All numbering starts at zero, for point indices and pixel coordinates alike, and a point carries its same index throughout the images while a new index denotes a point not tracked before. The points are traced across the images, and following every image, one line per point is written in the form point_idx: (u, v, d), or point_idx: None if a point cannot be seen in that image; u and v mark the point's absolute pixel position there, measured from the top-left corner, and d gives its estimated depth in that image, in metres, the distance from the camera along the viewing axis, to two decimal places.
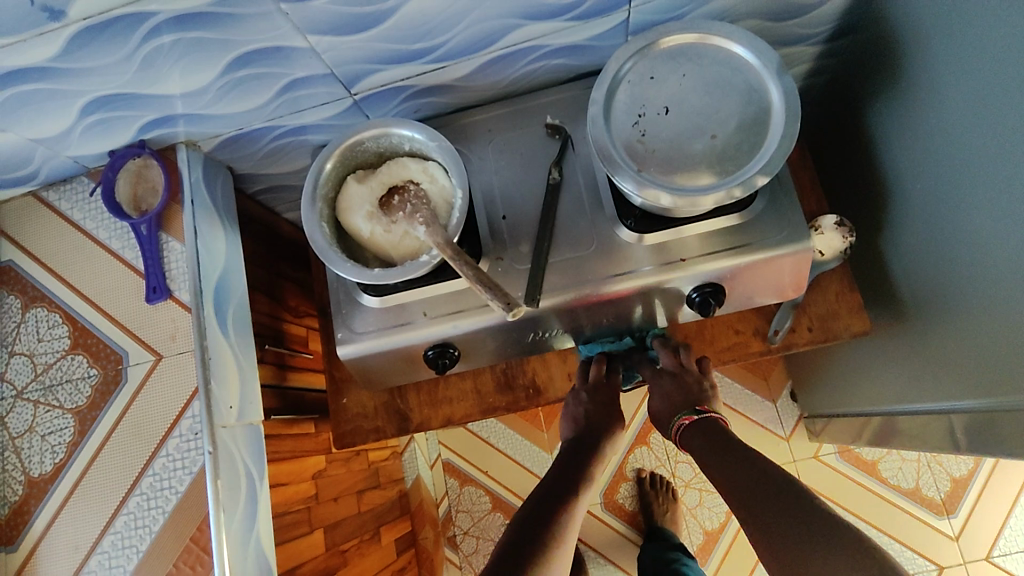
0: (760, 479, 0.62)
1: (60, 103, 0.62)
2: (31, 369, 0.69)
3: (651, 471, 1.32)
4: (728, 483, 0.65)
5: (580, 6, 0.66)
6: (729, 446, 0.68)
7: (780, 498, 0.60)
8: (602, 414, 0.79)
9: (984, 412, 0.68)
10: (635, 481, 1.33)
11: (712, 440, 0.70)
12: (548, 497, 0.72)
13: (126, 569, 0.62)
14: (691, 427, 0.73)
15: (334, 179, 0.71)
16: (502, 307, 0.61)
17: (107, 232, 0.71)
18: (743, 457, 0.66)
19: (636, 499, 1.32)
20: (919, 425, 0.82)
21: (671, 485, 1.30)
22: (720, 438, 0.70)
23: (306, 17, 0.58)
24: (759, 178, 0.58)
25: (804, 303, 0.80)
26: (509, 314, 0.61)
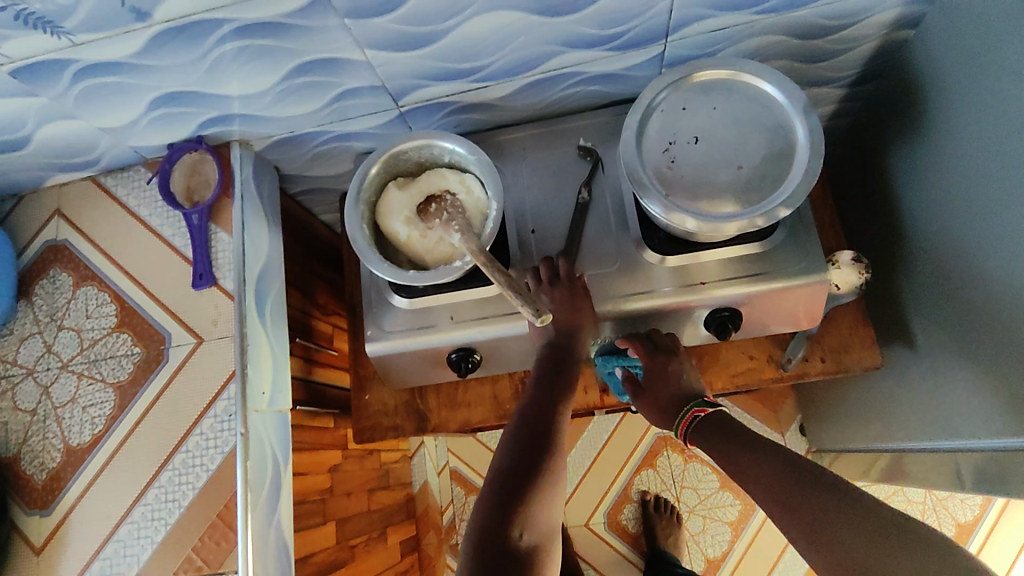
0: (805, 477, 0.56)
1: (131, 97, 0.66)
2: (78, 343, 0.73)
3: (655, 494, 1.33)
4: (766, 485, 0.58)
5: (621, 38, 0.70)
6: (763, 446, 0.61)
7: (836, 497, 0.53)
8: (566, 311, 0.70)
9: (992, 451, 0.69)
10: (639, 503, 1.34)
11: (742, 439, 0.63)
12: (530, 419, 0.67)
13: (153, 539, 0.66)
14: (706, 419, 0.68)
15: (376, 184, 0.76)
16: (530, 313, 0.65)
17: (160, 219, 0.76)
18: (785, 459, 0.58)
19: (640, 521, 1.33)
20: (925, 464, 0.83)
21: (675, 510, 1.31)
22: (750, 437, 0.63)
23: (367, 32, 0.62)
24: (782, 210, 0.62)
25: (818, 335, 0.82)
26: (538, 319, 0.65)
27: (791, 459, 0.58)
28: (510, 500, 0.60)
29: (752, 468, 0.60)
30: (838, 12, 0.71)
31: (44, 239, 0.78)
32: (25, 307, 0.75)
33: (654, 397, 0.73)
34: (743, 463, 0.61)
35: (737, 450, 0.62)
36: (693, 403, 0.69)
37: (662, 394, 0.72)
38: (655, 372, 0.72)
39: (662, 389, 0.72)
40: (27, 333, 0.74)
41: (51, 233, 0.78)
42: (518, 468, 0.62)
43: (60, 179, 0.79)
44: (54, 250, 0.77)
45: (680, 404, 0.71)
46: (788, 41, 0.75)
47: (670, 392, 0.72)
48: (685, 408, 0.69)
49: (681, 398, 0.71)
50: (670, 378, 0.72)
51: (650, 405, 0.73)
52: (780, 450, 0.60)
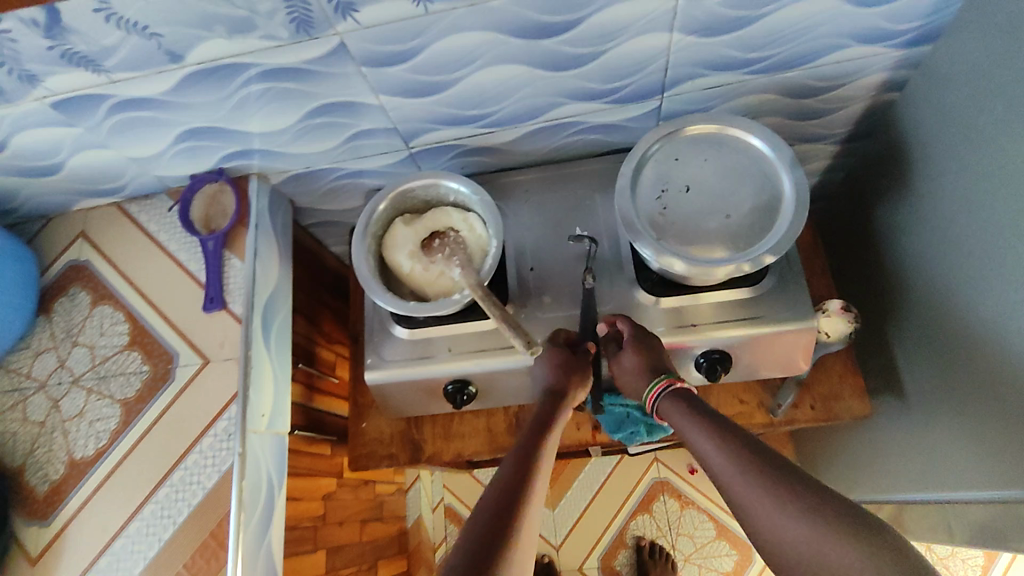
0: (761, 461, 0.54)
1: (160, 130, 0.71)
2: (90, 359, 0.76)
3: (651, 540, 1.32)
4: (722, 468, 0.56)
5: (619, 92, 0.74)
6: (763, 456, 0.55)
7: (785, 481, 0.52)
8: (562, 370, 0.69)
9: (987, 504, 0.69)
10: (634, 549, 1.32)
11: (737, 444, 0.56)
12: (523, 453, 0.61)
13: (146, 555, 0.67)
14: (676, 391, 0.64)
15: (384, 219, 0.79)
16: (524, 346, 0.67)
17: (177, 245, 0.80)
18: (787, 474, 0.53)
19: (635, 567, 1.31)
20: (925, 517, 0.84)
21: (671, 557, 1.29)
22: (747, 442, 0.56)
23: (382, 80, 0.67)
24: (767, 256, 0.64)
25: (809, 382, 0.82)
26: (527, 349, 0.67)
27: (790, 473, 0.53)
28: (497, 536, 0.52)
29: (749, 482, 0.53)
30: (825, 73, 0.76)
31: (68, 259, 0.82)
32: (44, 323, 0.79)
33: (630, 360, 0.69)
34: (738, 475, 0.54)
35: (731, 455, 0.56)
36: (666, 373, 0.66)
37: (635, 359, 0.69)
38: (635, 343, 0.70)
39: (635, 355, 0.69)
40: (43, 348, 0.78)
41: (74, 254, 0.82)
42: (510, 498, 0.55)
43: (88, 204, 0.83)
44: (75, 270, 0.81)
45: (651, 373, 0.67)
46: (779, 100, 0.80)
47: (644, 360, 0.69)
48: (658, 376, 0.66)
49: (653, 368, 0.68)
50: (648, 352, 0.69)
51: (624, 368, 0.70)
52: (781, 464, 0.54)
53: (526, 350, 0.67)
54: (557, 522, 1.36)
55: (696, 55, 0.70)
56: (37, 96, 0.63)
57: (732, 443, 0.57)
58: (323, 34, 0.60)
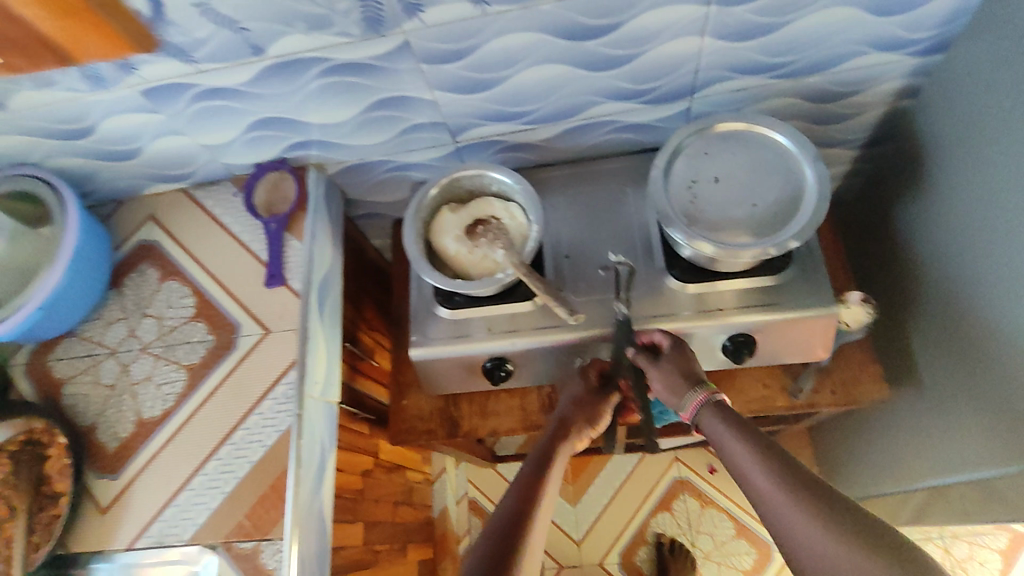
0: (799, 480, 0.57)
1: (234, 118, 0.77)
2: (159, 329, 0.82)
3: (671, 537, 1.34)
4: (759, 484, 0.59)
5: (650, 94, 0.80)
6: (807, 481, 0.57)
7: (820, 500, 0.54)
8: (588, 396, 0.78)
9: (1009, 478, 0.73)
10: (654, 545, 1.35)
11: (781, 466, 0.58)
12: (533, 479, 0.70)
13: (209, 505, 0.73)
14: (715, 403, 0.69)
15: (431, 207, 0.85)
16: (566, 312, 0.77)
17: (240, 227, 0.86)
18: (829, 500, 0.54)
19: (655, 564, 1.33)
20: (954, 498, 0.87)
21: (691, 554, 1.32)
22: (791, 466, 0.58)
23: (438, 76, 0.73)
24: (791, 242, 0.69)
25: (829, 368, 0.86)
26: (570, 317, 0.77)
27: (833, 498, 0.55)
28: (505, 554, 0.62)
29: (789, 503, 0.55)
30: (846, 79, 0.81)
31: (138, 238, 0.88)
32: (115, 296, 0.85)
33: (671, 367, 0.73)
34: (779, 496, 0.57)
35: (774, 478, 0.58)
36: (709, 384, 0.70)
37: (680, 368, 0.72)
38: (676, 352, 0.75)
39: (678, 364, 0.73)
40: (114, 318, 0.84)
41: (142, 234, 0.88)
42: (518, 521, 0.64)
43: (157, 188, 0.90)
44: (145, 248, 0.87)
45: (695, 384, 0.71)
46: (803, 103, 0.85)
47: (688, 370, 0.72)
48: (701, 386, 0.70)
49: (696, 379, 0.72)
50: (687, 361, 0.74)
51: (664, 374, 0.73)
52: (826, 489, 0.56)
53: (570, 316, 0.76)
54: (579, 517, 1.39)
55: (726, 58, 0.75)
56: (130, 83, 0.70)
57: (775, 466, 0.59)
58: (390, 32, 0.67)
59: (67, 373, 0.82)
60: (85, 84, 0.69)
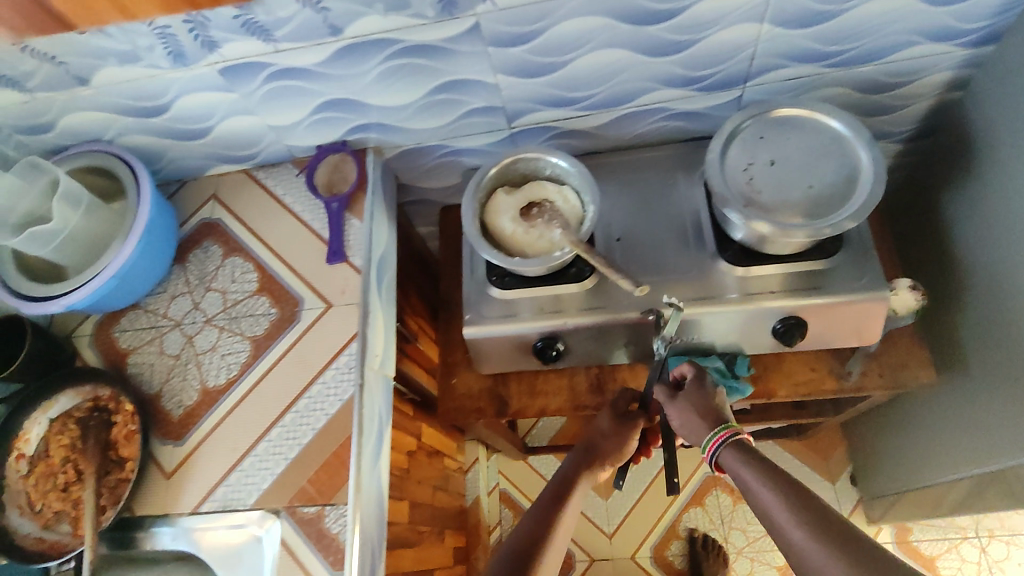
0: (828, 528, 0.58)
1: (303, 99, 0.80)
2: (222, 302, 0.84)
3: (703, 532, 1.35)
4: (787, 530, 0.60)
5: (706, 80, 0.82)
6: (839, 530, 0.57)
7: (851, 549, 0.55)
8: (617, 426, 0.83)
9: None
10: (687, 540, 1.35)
11: (816, 520, 0.59)
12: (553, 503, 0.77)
13: (274, 471, 0.75)
14: (734, 444, 0.71)
15: (487, 189, 0.88)
16: (631, 285, 0.76)
17: (302, 206, 0.89)
18: (868, 554, 0.54)
19: (688, 558, 1.34)
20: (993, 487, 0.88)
21: (723, 549, 1.32)
22: (826, 519, 0.59)
23: (503, 60, 0.76)
24: (849, 222, 0.71)
25: (877, 353, 0.87)
26: (635, 289, 0.75)
27: (874, 554, 0.55)
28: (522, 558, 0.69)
29: (826, 557, 0.56)
30: (896, 69, 0.83)
31: (200, 217, 0.91)
32: (179, 271, 0.87)
33: (688, 404, 0.76)
34: (815, 549, 0.57)
35: (810, 531, 0.58)
36: (726, 424, 0.72)
37: (695, 406, 0.75)
38: (695, 388, 0.77)
39: (695, 402, 0.75)
40: (178, 292, 0.86)
41: (206, 212, 0.91)
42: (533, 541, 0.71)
43: (221, 169, 0.93)
44: (209, 225, 0.90)
45: (714, 425, 0.73)
46: (852, 93, 0.87)
47: (705, 409, 0.74)
48: (718, 427, 0.72)
49: (713, 419, 0.74)
50: (706, 398, 0.76)
51: (682, 412, 0.76)
52: (858, 539, 0.56)
53: (637, 287, 0.75)
54: (611, 511, 1.39)
55: (782, 46, 0.77)
56: (210, 61, 0.73)
57: (810, 519, 0.59)
58: (462, 15, 0.69)
59: (132, 344, 0.85)
60: (168, 62, 0.72)
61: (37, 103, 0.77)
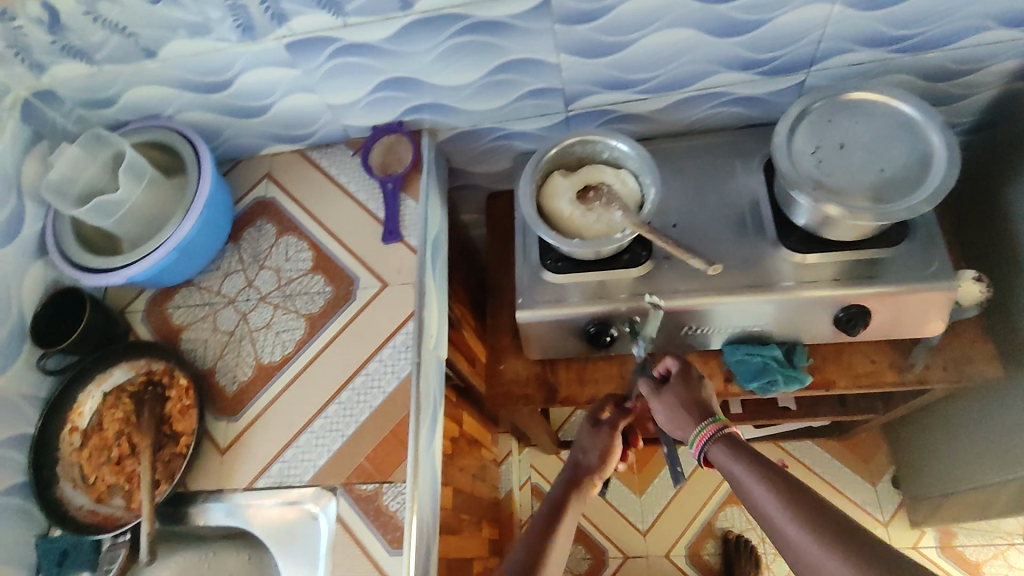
0: (828, 524, 0.57)
1: (365, 77, 0.80)
2: (277, 280, 0.84)
3: (738, 533, 1.33)
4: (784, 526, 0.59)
5: (771, 63, 0.81)
6: (837, 526, 0.57)
7: (850, 545, 0.55)
8: (595, 438, 0.84)
9: None
10: (721, 540, 1.33)
11: (811, 514, 0.58)
12: (551, 511, 0.75)
13: (330, 448, 0.74)
14: (720, 438, 0.70)
15: (543, 172, 0.87)
16: (703, 262, 0.76)
17: (357, 186, 0.89)
18: (866, 547, 0.54)
19: (721, 557, 1.32)
20: None
21: (756, 550, 1.29)
22: (820, 513, 0.58)
23: (569, 38, 0.75)
24: (923, 206, 0.69)
25: (939, 346, 0.85)
26: (709, 268, 0.75)
27: (869, 546, 0.55)
28: None
29: (827, 554, 0.55)
30: (964, 56, 0.81)
31: (254, 196, 0.91)
32: (233, 249, 0.88)
33: (673, 397, 0.75)
34: (814, 546, 0.56)
35: (808, 528, 0.57)
36: (714, 418, 0.71)
37: (681, 400, 0.75)
38: (679, 381, 0.77)
39: (680, 396, 0.75)
40: (232, 270, 0.86)
41: (260, 192, 0.91)
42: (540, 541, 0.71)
43: (275, 149, 0.93)
44: (263, 204, 0.90)
45: (700, 418, 0.73)
46: (917, 81, 0.85)
47: (690, 401, 0.75)
48: (707, 422, 0.71)
49: (699, 411, 0.73)
50: (692, 392, 0.76)
51: (667, 406, 0.76)
52: (855, 534, 0.56)
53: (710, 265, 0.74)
54: (644, 509, 1.37)
55: (851, 28, 0.76)
56: (278, 35, 0.73)
57: (807, 515, 0.58)
58: None
59: (185, 320, 0.84)
60: (236, 35, 0.72)
61: (103, 75, 0.78)
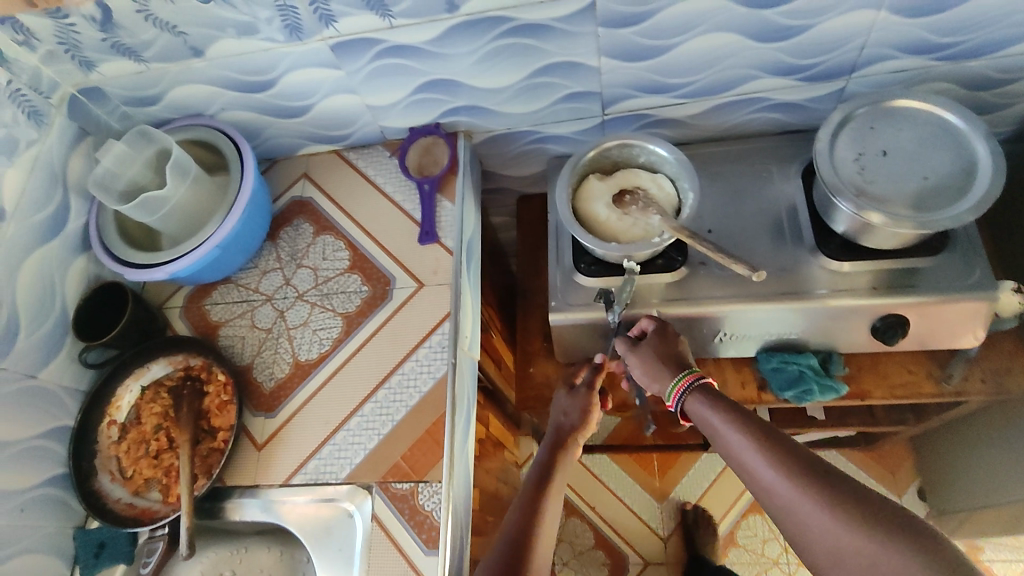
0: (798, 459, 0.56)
1: (406, 78, 0.81)
2: (314, 278, 0.85)
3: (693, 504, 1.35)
4: (758, 469, 0.57)
5: (812, 69, 0.81)
6: (808, 461, 0.55)
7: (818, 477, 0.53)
8: (579, 400, 0.81)
9: None
10: (676, 513, 1.36)
11: (784, 455, 0.56)
12: (541, 474, 0.74)
13: (366, 446, 0.74)
14: (695, 388, 0.68)
15: (579, 176, 0.87)
16: (749, 269, 0.75)
17: (393, 187, 0.89)
18: (843, 487, 0.52)
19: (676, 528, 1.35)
20: None
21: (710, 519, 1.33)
22: (796, 454, 0.56)
23: (611, 41, 0.76)
24: (968, 214, 0.69)
25: (977, 358, 0.84)
26: (754, 274, 0.74)
27: (837, 477, 0.53)
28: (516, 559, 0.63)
29: (799, 494, 0.53)
30: (1008, 65, 0.80)
31: (292, 195, 0.92)
32: (271, 247, 0.89)
33: (650, 351, 0.75)
34: (790, 489, 0.54)
35: (784, 471, 0.55)
36: (687, 370, 0.70)
37: (658, 353, 0.74)
38: (656, 337, 0.77)
39: (656, 349, 0.75)
40: (270, 268, 0.87)
41: (297, 192, 0.92)
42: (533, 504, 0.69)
43: (312, 149, 0.94)
44: (300, 204, 0.91)
45: (677, 370, 0.72)
46: (957, 89, 0.84)
47: (665, 354, 0.74)
48: (682, 373, 0.70)
49: (675, 364, 0.73)
50: (668, 346, 0.75)
51: (644, 359, 0.75)
52: (824, 466, 0.55)
53: (755, 272, 0.73)
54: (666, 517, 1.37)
55: (896, 35, 0.76)
56: (324, 35, 0.74)
57: (783, 458, 0.56)
58: None
59: (223, 316, 0.85)
60: (284, 35, 0.73)
61: (150, 73, 0.79)
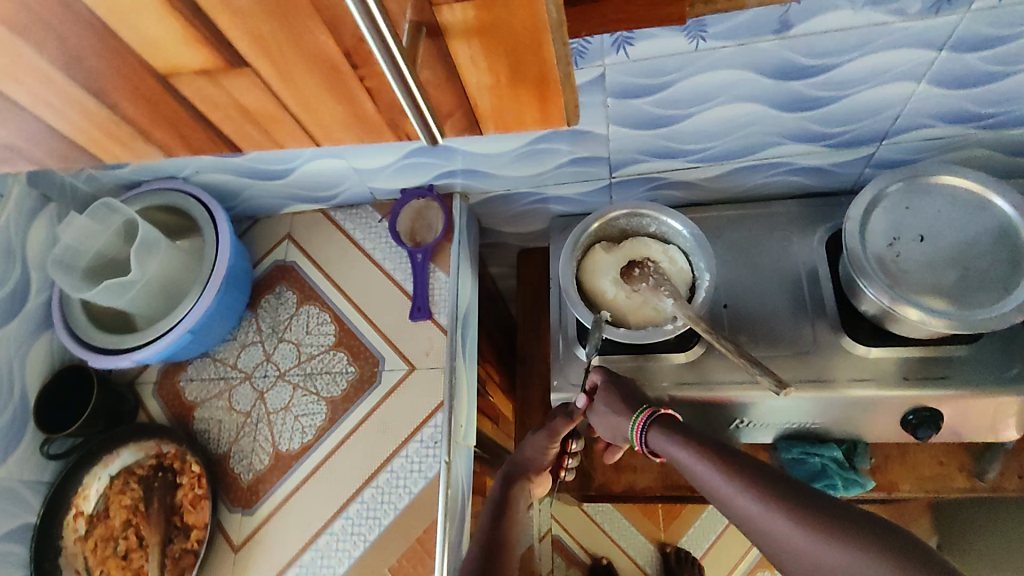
0: (770, 477, 0.50)
1: (394, 144, 0.73)
2: (296, 355, 0.79)
3: (676, 547, 1.32)
4: (728, 492, 0.51)
5: (841, 137, 0.74)
6: (780, 477, 0.50)
7: (793, 493, 0.48)
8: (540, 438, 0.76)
9: None
10: (660, 555, 1.33)
11: (753, 475, 0.50)
12: (496, 511, 0.70)
13: (351, 554, 0.69)
14: (656, 421, 0.62)
15: (584, 245, 0.80)
16: (773, 383, 0.66)
17: (382, 254, 0.83)
18: (816, 498, 0.47)
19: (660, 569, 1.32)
20: None
21: (696, 560, 1.30)
22: (760, 471, 0.51)
23: (622, 111, 0.69)
24: (1015, 315, 0.62)
25: (1014, 449, 0.77)
26: (779, 390, 0.66)
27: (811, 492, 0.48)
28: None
29: (773, 512, 0.47)
30: None
31: (274, 259, 0.86)
32: (251, 317, 0.82)
33: (604, 403, 0.70)
34: (756, 504, 0.48)
35: (747, 487, 0.50)
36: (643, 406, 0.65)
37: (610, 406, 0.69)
38: (608, 386, 0.71)
39: (609, 401, 0.70)
40: (249, 341, 0.81)
41: (280, 254, 0.86)
42: (494, 542, 0.64)
43: (297, 209, 0.87)
44: (283, 269, 0.84)
45: (633, 410, 0.66)
46: (997, 156, 0.77)
47: (618, 399, 0.69)
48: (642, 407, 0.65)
49: (630, 406, 0.68)
50: (620, 390, 0.70)
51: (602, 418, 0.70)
52: (799, 483, 0.49)
53: (780, 390, 0.66)
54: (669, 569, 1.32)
55: (935, 106, 0.68)
56: None
57: (747, 477, 0.51)
58: (588, 64, 0.62)
59: (198, 396, 0.79)
60: None
61: None
